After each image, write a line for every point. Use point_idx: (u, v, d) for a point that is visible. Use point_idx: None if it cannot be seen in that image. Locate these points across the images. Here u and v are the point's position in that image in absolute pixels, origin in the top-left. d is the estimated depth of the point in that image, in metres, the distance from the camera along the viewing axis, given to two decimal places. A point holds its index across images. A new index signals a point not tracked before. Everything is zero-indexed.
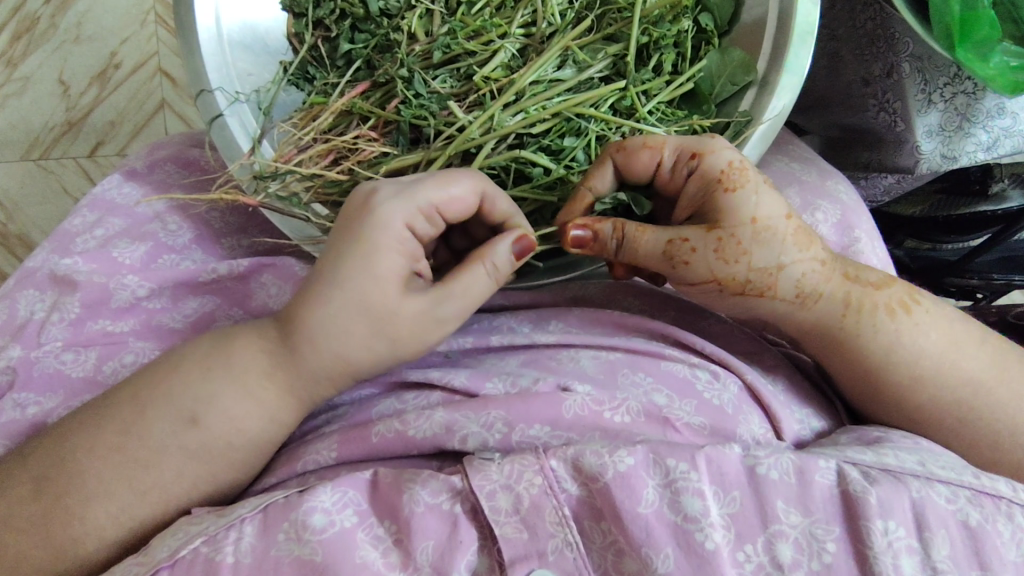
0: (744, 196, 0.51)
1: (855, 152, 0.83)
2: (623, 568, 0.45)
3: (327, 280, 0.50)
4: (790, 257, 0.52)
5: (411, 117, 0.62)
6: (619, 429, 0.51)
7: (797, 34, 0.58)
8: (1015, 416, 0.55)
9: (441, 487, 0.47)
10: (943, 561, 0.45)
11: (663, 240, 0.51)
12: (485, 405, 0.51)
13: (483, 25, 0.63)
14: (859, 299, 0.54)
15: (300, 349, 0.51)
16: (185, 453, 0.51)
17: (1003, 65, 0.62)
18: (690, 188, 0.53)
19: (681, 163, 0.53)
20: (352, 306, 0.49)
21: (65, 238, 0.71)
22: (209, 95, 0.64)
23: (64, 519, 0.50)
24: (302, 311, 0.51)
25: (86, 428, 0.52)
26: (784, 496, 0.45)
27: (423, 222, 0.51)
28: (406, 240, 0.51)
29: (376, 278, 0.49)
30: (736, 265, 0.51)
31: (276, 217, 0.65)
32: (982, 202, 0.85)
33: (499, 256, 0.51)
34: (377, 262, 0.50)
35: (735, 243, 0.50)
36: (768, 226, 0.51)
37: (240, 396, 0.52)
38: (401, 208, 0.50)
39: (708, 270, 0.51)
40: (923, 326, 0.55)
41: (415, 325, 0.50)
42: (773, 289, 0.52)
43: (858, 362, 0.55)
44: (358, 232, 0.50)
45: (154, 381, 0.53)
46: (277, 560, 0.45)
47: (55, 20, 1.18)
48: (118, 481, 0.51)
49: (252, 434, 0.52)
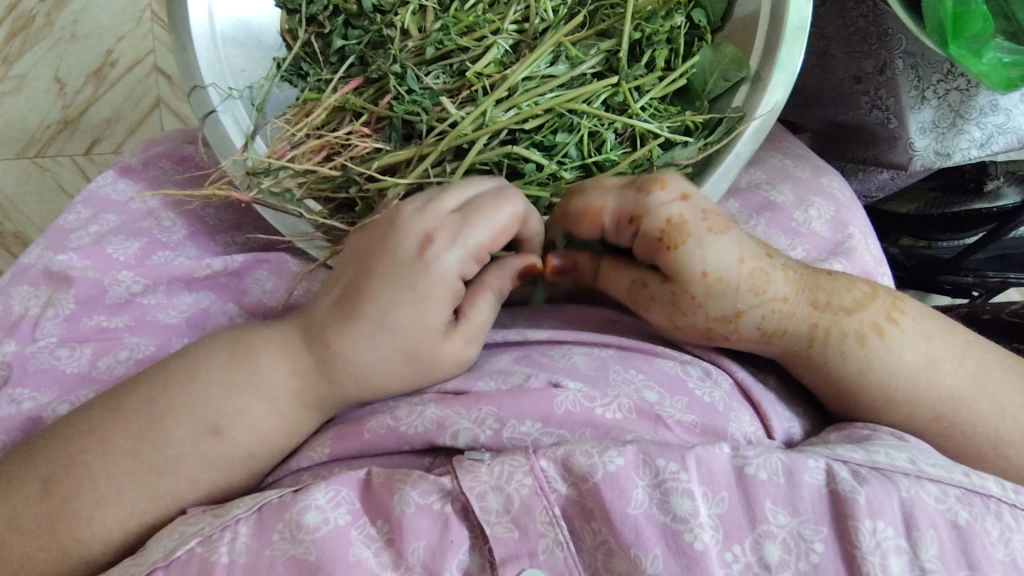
0: (689, 252, 0.52)
1: (851, 149, 0.81)
2: (613, 568, 0.45)
3: (375, 319, 0.52)
4: (746, 304, 0.53)
5: (403, 113, 0.62)
6: (610, 426, 0.51)
7: (788, 31, 0.57)
8: (1002, 416, 0.55)
9: (430, 488, 0.47)
10: (931, 561, 0.44)
11: (627, 282, 0.55)
12: (476, 401, 0.51)
13: (476, 22, 0.63)
14: (827, 328, 0.53)
15: (327, 365, 0.52)
16: (201, 459, 0.51)
17: (996, 61, 0.61)
18: (639, 246, 0.54)
19: (624, 225, 0.53)
20: (397, 348, 0.52)
21: (60, 235, 0.71)
22: (202, 91, 0.63)
23: (71, 520, 0.50)
24: (341, 343, 0.52)
25: (97, 431, 0.52)
26: (772, 497, 0.45)
27: (472, 266, 0.54)
28: (457, 288, 0.53)
29: (426, 326, 0.52)
30: (693, 316, 0.53)
31: (269, 215, 0.64)
32: (976, 202, 0.83)
33: (506, 279, 0.55)
34: (431, 309, 0.52)
35: (690, 298, 0.52)
36: (719, 277, 0.52)
37: (263, 407, 0.52)
38: (459, 259, 0.52)
39: (667, 319, 0.54)
40: (897, 346, 0.54)
41: (447, 364, 0.53)
42: (737, 333, 0.54)
43: (845, 371, 0.54)
44: (414, 281, 0.52)
45: (171, 388, 0.53)
46: (271, 560, 0.45)
47: (50, 17, 1.18)
48: (131, 485, 0.51)
49: (266, 442, 0.53)
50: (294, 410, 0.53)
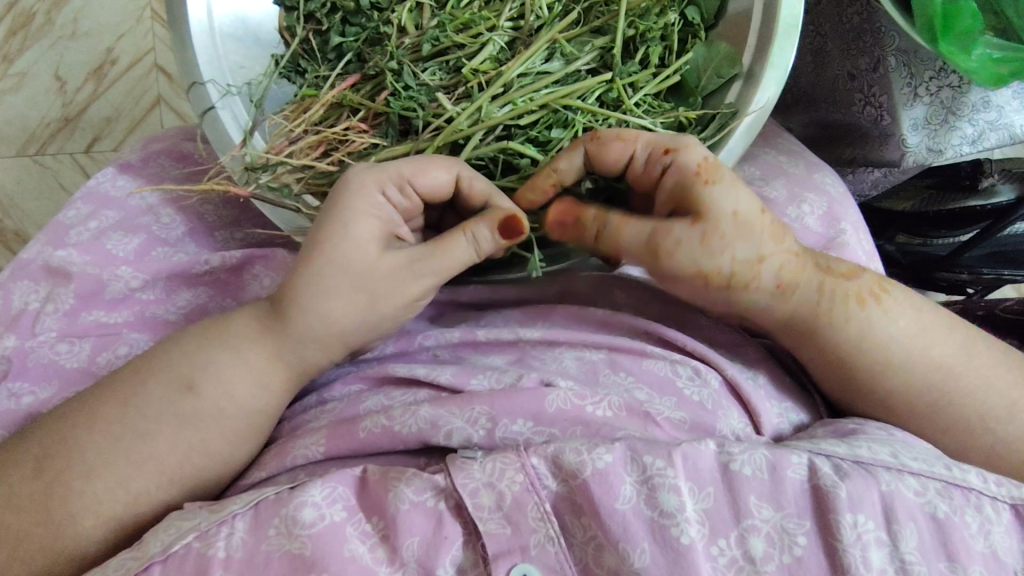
0: (724, 190, 0.51)
1: (840, 148, 0.83)
2: (603, 562, 0.46)
3: (311, 240, 0.54)
4: (766, 250, 0.52)
5: (400, 109, 0.63)
6: (601, 423, 0.51)
7: (781, 29, 0.58)
8: (988, 411, 0.55)
9: (425, 485, 0.48)
10: (911, 553, 0.45)
11: (648, 228, 0.51)
12: (469, 400, 0.52)
13: (472, 19, 0.64)
14: (831, 288, 0.54)
15: (284, 314, 0.54)
16: (177, 417, 0.53)
17: (985, 57, 0.62)
18: (666, 183, 0.53)
19: (655, 158, 0.52)
20: (331, 265, 0.53)
21: (59, 230, 0.72)
22: (200, 87, 0.65)
23: (63, 493, 0.51)
24: (288, 278, 0.54)
25: (86, 404, 0.54)
26: (756, 492, 0.46)
27: (395, 190, 0.54)
28: (385, 209, 0.54)
29: (355, 240, 0.53)
30: (721, 256, 0.51)
31: (267, 208, 0.65)
32: (971, 197, 0.82)
33: (481, 229, 0.52)
34: (355, 224, 0.53)
35: (719, 236, 0.51)
36: (748, 219, 0.51)
37: (230, 360, 0.54)
38: (374, 175, 0.53)
39: (691, 261, 0.51)
40: (893, 313, 0.55)
41: (391, 283, 0.54)
42: (755, 280, 0.53)
43: (826, 352, 0.55)
44: (337, 198, 0.54)
45: (154, 354, 0.56)
46: (268, 554, 0.46)
47: (51, 15, 1.19)
48: (115, 452, 0.52)
49: (241, 405, 0.54)
50: (263, 364, 0.55)
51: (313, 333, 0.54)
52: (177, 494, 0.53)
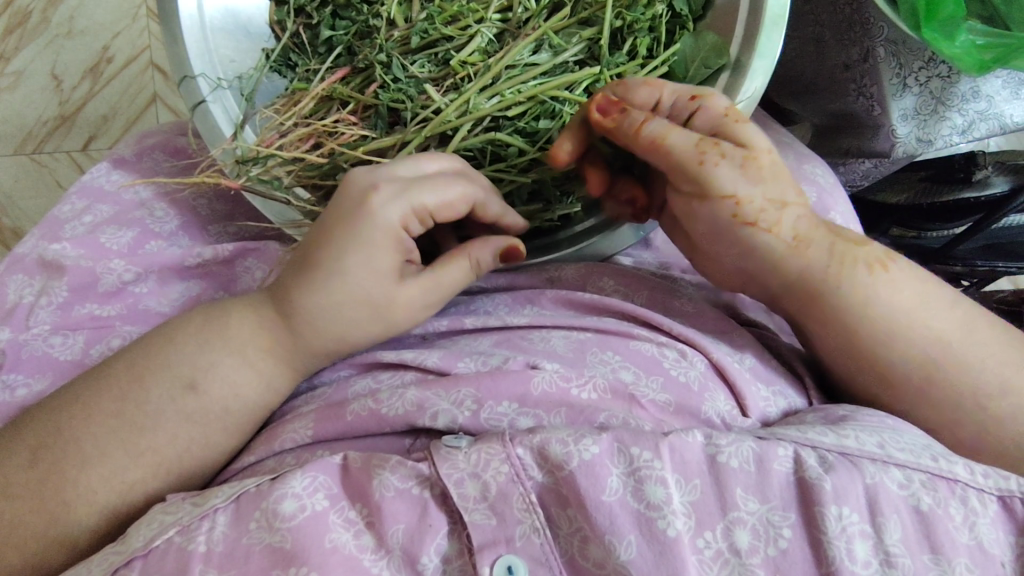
0: (754, 130, 0.53)
1: (834, 138, 0.82)
2: (589, 554, 0.45)
3: (324, 266, 0.53)
4: (789, 197, 0.54)
5: (388, 101, 0.63)
6: (585, 405, 0.51)
7: (769, 19, 0.57)
8: (980, 393, 0.54)
9: (409, 473, 0.48)
10: (895, 545, 0.45)
11: (694, 138, 0.51)
12: (455, 383, 0.52)
13: (461, 10, 0.64)
14: (843, 249, 0.55)
15: (286, 313, 0.54)
16: (179, 414, 0.54)
17: (970, 44, 0.61)
18: (696, 128, 0.53)
19: (681, 105, 0.54)
20: (348, 294, 0.53)
21: (55, 225, 0.72)
22: (192, 81, 0.64)
23: (59, 484, 0.51)
24: (297, 287, 0.54)
25: (82, 397, 0.54)
26: (743, 485, 0.46)
27: (415, 223, 0.53)
28: (400, 238, 0.53)
29: (374, 272, 0.53)
30: (755, 186, 0.52)
31: (257, 199, 0.65)
32: (965, 189, 0.83)
33: (485, 254, 0.55)
34: (373, 257, 0.52)
35: (756, 167, 0.52)
36: (776, 161, 0.54)
37: (225, 356, 0.55)
38: (398, 208, 0.52)
39: (730, 184, 0.52)
40: (898, 281, 0.55)
41: (403, 309, 0.54)
42: (779, 224, 0.54)
43: (828, 317, 0.55)
44: (357, 229, 0.52)
45: (153, 348, 0.55)
46: (248, 548, 0.46)
47: (46, 14, 1.20)
48: (113, 443, 0.52)
49: (238, 397, 0.55)
50: (256, 356, 0.55)
51: (316, 332, 0.54)
52: (169, 485, 0.53)
